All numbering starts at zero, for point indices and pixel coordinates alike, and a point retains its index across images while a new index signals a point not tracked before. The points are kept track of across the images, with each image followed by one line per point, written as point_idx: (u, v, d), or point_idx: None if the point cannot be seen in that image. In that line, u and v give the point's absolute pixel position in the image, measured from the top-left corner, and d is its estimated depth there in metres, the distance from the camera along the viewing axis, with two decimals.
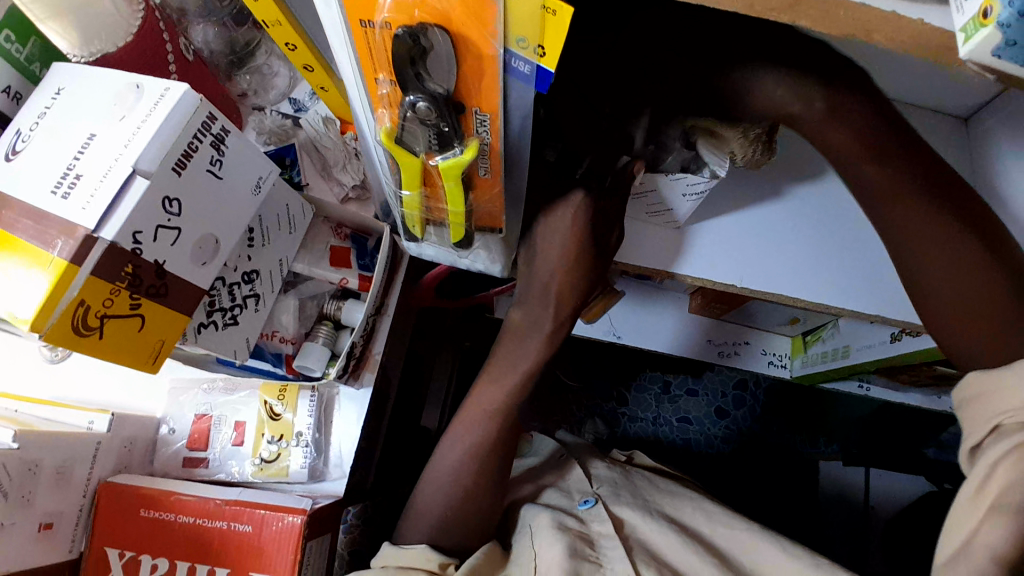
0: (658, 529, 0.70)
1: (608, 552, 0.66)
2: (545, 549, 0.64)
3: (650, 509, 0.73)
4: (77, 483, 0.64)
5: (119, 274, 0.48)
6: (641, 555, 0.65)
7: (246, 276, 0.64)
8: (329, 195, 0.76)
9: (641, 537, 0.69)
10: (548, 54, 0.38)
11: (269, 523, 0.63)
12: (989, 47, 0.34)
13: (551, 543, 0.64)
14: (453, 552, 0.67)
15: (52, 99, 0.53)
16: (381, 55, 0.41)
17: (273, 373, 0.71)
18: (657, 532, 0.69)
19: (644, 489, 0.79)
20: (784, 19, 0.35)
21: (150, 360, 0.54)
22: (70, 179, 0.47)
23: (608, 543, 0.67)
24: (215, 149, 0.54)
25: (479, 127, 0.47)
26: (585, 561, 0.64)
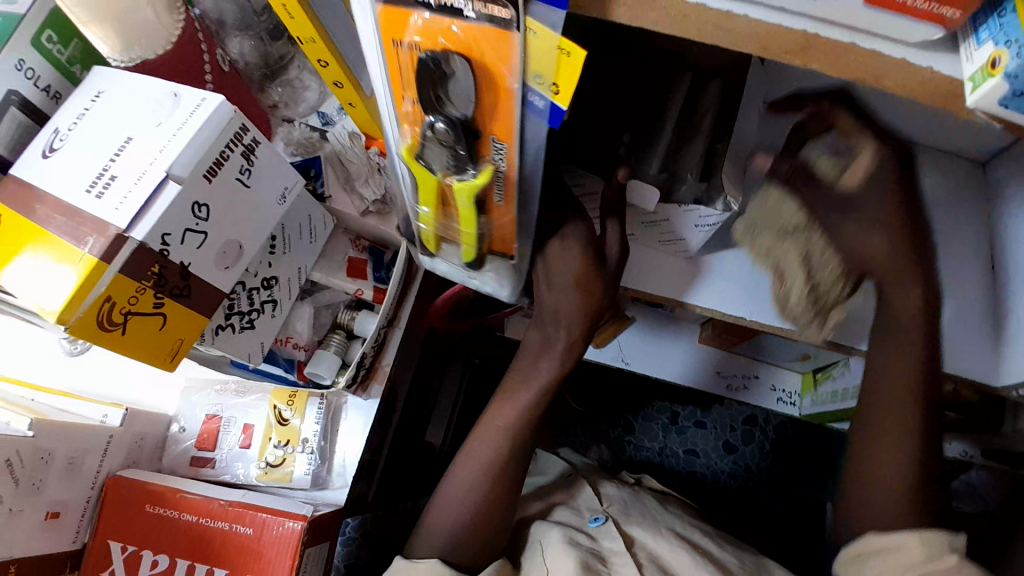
0: (670, 546, 0.72)
1: (620, 569, 0.69)
2: (558, 566, 0.68)
3: (661, 527, 0.76)
4: (86, 474, 0.65)
5: (145, 273, 0.50)
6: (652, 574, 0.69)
7: (265, 282, 0.66)
8: (350, 209, 0.77)
9: (650, 551, 0.72)
10: (561, 92, 0.41)
11: (270, 527, 0.64)
12: (996, 97, 0.36)
13: (565, 555, 0.68)
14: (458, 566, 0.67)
15: (92, 101, 0.55)
16: (407, 77, 0.45)
17: (284, 379, 0.73)
18: (668, 548, 0.72)
19: (654, 507, 0.81)
20: (797, 62, 0.39)
21: (168, 359, 0.55)
22: (105, 179, 0.49)
23: (619, 560, 0.70)
24: (245, 158, 0.56)
25: (495, 155, 0.49)
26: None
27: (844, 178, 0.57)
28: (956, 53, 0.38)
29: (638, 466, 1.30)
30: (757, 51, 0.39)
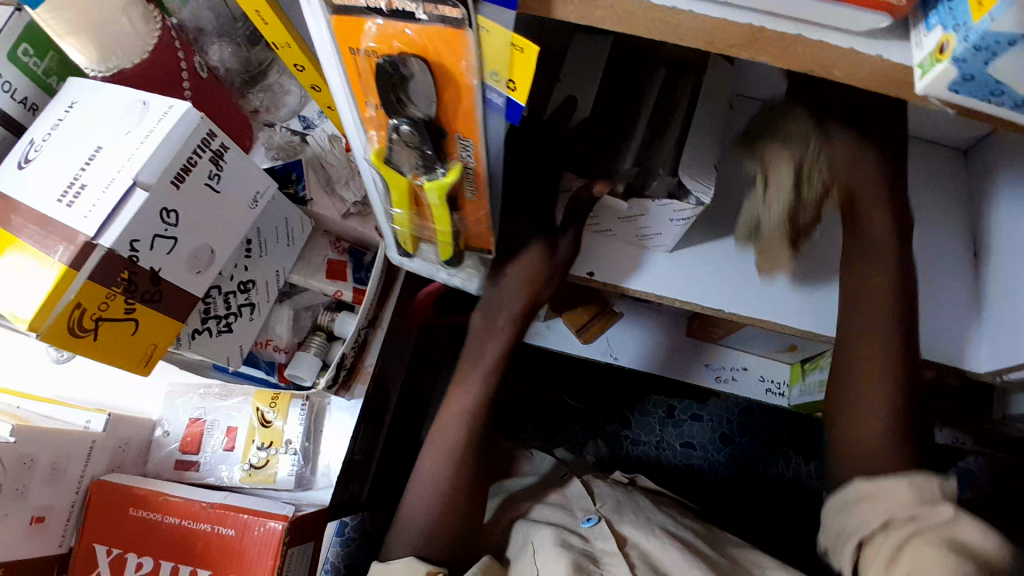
0: (662, 544, 0.70)
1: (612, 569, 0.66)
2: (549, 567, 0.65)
3: (653, 527, 0.73)
4: (70, 479, 0.66)
5: (115, 279, 0.50)
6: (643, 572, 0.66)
7: (242, 286, 0.67)
8: (331, 211, 0.78)
9: (645, 552, 0.69)
10: (518, 88, 0.41)
11: (251, 528, 0.64)
12: (946, 81, 0.36)
13: (556, 559, 0.65)
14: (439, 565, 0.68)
15: (65, 112, 0.56)
16: (366, 82, 0.45)
17: (266, 382, 0.74)
18: (660, 548, 0.69)
19: (649, 508, 0.80)
20: (745, 55, 0.39)
21: (142, 363, 0.56)
22: (75, 189, 0.50)
23: (610, 561, 0.67)
24: (214, 163, 0.56)
25: (461, 151, 0.50)
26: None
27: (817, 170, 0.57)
28: (907, 40, 0.38)
29: (635, 462, 1.29)
30: (705, 46, 0.39)
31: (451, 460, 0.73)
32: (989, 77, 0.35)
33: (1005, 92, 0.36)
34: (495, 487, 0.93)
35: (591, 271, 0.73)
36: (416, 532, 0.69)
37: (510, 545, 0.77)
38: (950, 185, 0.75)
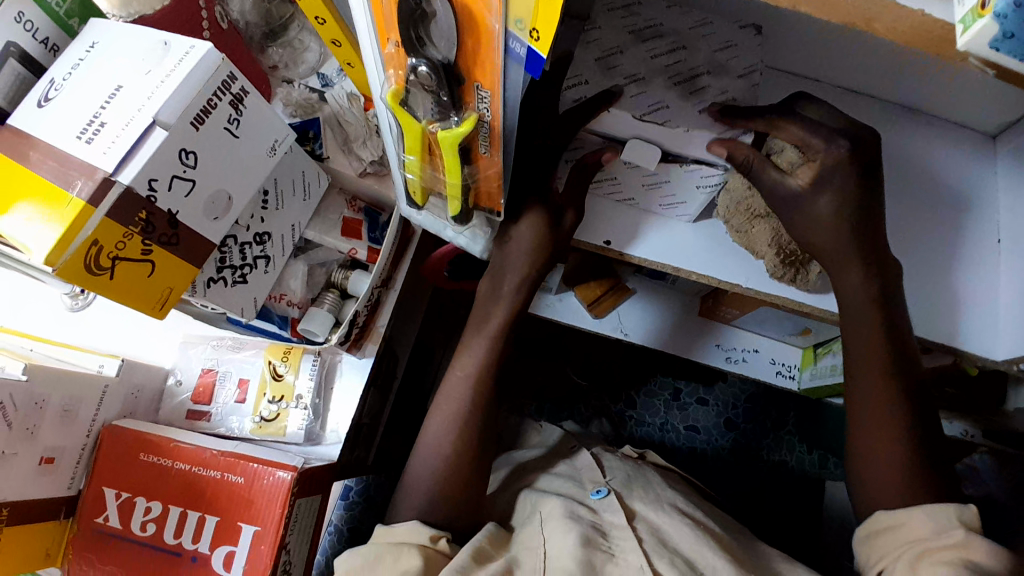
0: (669, 519, 0.70)
1: (620, 543, 0.66)
2: (558, 538, 0.66)
3: (663, 502, 0.74)
4: (82, 422, 0.67)
5: (132, 219, 0.50)
6: (651, 545, 0.66)
7: (258, 237, 0.66)
8: (347, 168, 0.77)
9: (654, 526, 0.69)
10: (541, 38, 0.40)
11: (261, 478, 0.65)
12: (986, 38, 0.34)
13: (564, 533, 0.66)
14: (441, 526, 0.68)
15: (86, 52, 0.55)
16: (390, 15, 0.44)
17: (278, 336, 0.74)
18: (670, 524, 0.69)
19: (658, 483, 0.80)
20: (785, 6, 0.38)
21: (157, 306, 0.56)
22: (95, 126, 0.49)
23: (618, 534, 0.67)
24: (233, 108, 0.56)
25: (479, 102, 0.49)
26: (597, 551, 0.64)
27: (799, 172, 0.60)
28: None
29: (638, 441, 1.29)
30: None
31: (462, 424, 0.73)
32: None
33: None
34: (506, 457, 0.94)
35: (608, 240, 0.71)
36: (423, 497, 0.70)
37: (515, 514, 0.77)
38: (978, 170, 0.73)
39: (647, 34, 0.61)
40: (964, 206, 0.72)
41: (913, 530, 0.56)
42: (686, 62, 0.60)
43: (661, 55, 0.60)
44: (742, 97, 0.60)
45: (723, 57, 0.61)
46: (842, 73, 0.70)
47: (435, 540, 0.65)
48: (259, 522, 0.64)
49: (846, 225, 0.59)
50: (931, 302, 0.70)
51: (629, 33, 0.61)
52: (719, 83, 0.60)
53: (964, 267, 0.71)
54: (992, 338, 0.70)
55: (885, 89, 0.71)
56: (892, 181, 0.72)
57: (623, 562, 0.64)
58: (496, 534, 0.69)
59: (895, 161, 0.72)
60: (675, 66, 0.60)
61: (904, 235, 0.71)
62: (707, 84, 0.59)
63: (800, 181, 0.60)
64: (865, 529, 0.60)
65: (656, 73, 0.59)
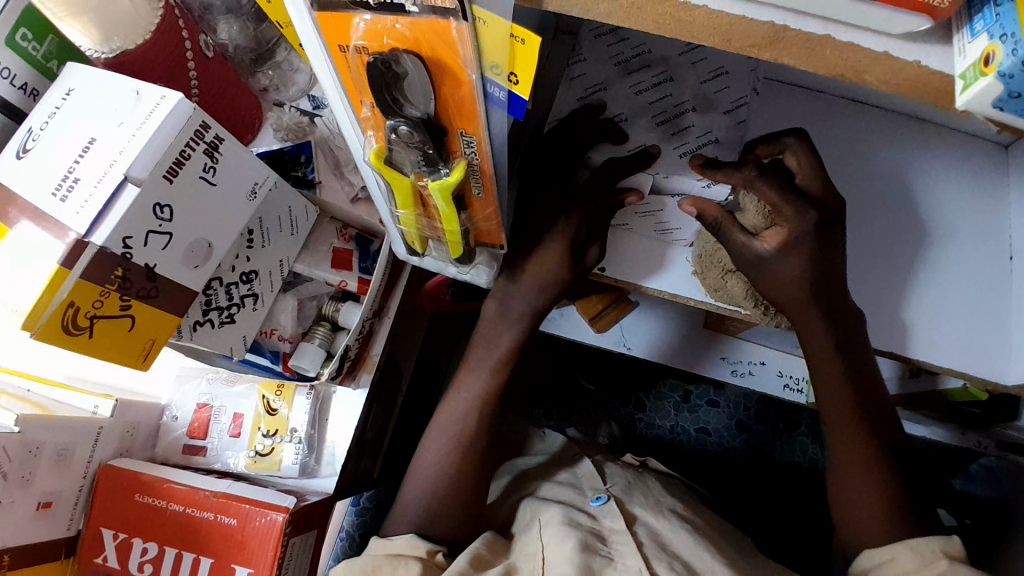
0: (671, 526, 0.69)
1: (619, 546, 0.66)
2: (557, 541, 0.65)
3: (664, 508, 0.73)
4: (78, 464, 0.67)
5: (109, 277, 0.50)
6: (651, 549, 0.65)
7: (244, 277, 0.65)
8: (339, 196, 0.75)
9: (656, 531, 0.68)
10: (520, 81, 0.38)
11: (253, 519, 0.65)
12: (989, 99, 0.32)
13: (563, 539, 0.65)
14: (436, 537, 0.68)
15: (62, 99, 0.54)
16: (359, 80, 0.43)
17: (270, 370, 0.73)
18: (671, 530, 0.68)
19: (658, 490, 0.78)
20: (766, 55, 0.36)
21: (140, 358, 0.56)
22: (69, 182, 0.49)
23: (618, 538, 0.66)
24: (209, 156, 0.55)
25: (465, 147, 0.47)
26: (596, 555, 0.64)
27: (767, 232, 0.58)
28: (948, 46, 0.33)
29: (649, 444, 1.28)
30: (721, 45, 0.36)
31: (452, 450, 0.72)
32: None
33: None
34: (507, 465, 0.93)
35: (603, 265, 0.67)
36: (416, 509, 0.69)
37: (515, 521, 0.77)
38: (996, 181, 0.69)
39: (633, 66, 0.64)
40: (982, 219, 0.68)
41: (902, 565, 0.58)
42: (672, 97, 0.63)
43: (645, 91, 0.63)
44: (727, 137, 0.62)
45: (710, 88, 0.63)
46: (847, 85, 0.67)
47: (431, 553, 0.64)
48: (252, 564, 0.65)
49: (829, 243, 0.57)
50: (948, 323, 0.66)
51: (615, 66, 0.64)
52: (704, 121, 0.62)
53: (974, 287, 0.67)
54: (1003, 362, 0.65)
55: (890, 101, 0.68)
56: (901, 197, 0.68)
57: (623, 566, 0.63)
58: (493, 539, 0.69)
59: (907, 175, 0.69)
60: (659, 104, 0.63)
61: (911, 253, 0.67)
62: (690, 123, 0.62)
63: (766, 244, 0.57)
64: (855, 566, 0.62)
65: (639, 113, 0.63)
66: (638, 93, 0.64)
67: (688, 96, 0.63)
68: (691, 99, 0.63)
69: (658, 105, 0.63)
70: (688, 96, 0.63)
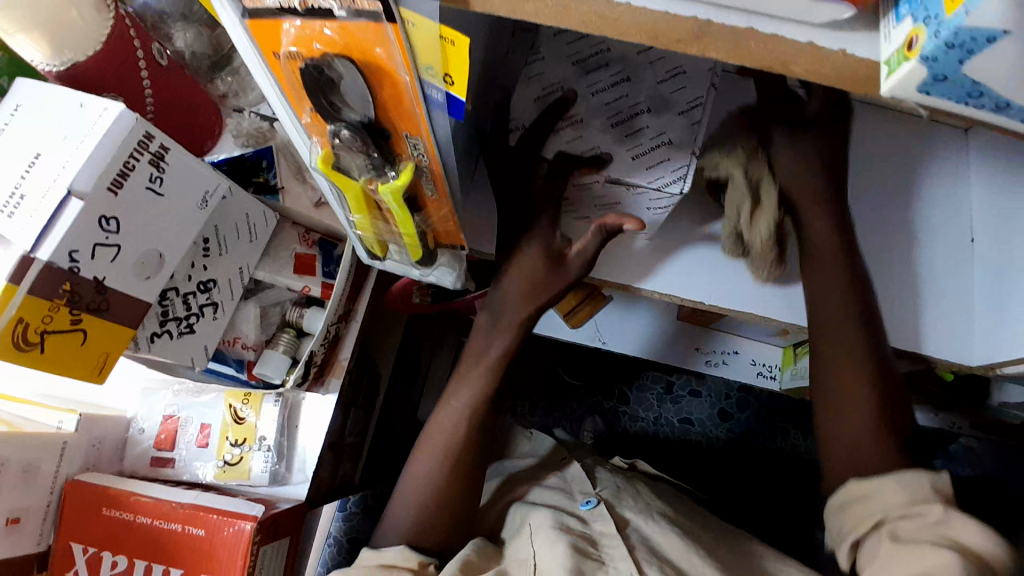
0: (660, 530, 0.69)
1: (611, 551, 0.65)
2: (547, 550, 0.64)
3: (652, 513, 0.72)
4: (44, 480, 0.66)
5: (57, 291, 0.49)
6: (643, 554, 0.64)
7: (202, 286, 0.65)
8: (303, 200, 0.73)
9: (646, 536, 0.68)
10: (455, 83, 0.38)
11: (221, 528, 0.65)
12: (914, 82, 0.32)
13: (553, 543, 0.64)
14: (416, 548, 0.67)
15: (9, 116, 0.53)
16: (296, 87, 0.43)
17: (235, 378, 0.74)
18: (660, 533, 0.68)
19: (648, 494, 0.78)
20: (696, 50, 0.36)
21: (95, 372, 0.56)
22: (16, 198, 0.48)
23: (608, 543, 0.66)
24: (154, 166, 0.54)
25: (412, 150, 0.48)
26: (587, 560, 0.63)
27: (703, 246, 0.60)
28: (876, 31, 0.34)
29: (634, 438, 1.29)
30: (650, 42, 0.36)
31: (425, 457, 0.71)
32: (963, 77, 0.31)
33: (984, 94, 0.32)
34: (497, 468, 0.92)
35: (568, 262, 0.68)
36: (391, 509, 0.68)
37: (505, 527, 0.76)
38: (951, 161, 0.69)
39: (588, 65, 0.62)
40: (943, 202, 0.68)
41: None
42: (628, 98, 0.61)
43: (602, 90, 0.62)
44: (682, 138, 0.60)
45: (668, 88, 0.61)
46: None
47: (423, 566, 0.62)
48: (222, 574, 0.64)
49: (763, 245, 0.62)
50: (912, 308, 0.66)
51: (573, 64, 0.62)
52: (659, 123, 0.60)
53: (933, 271, 0.67)
54: (963, 347, 0.65)
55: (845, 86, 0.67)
56: (867, 186, 0.68)
57: (614, 571, 0.63)
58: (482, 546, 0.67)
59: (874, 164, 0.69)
60: (616, 104, 0.62)
61: (875, 241, 0.67)
62: (645, 125, 0.61)
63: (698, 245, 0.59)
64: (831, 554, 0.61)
65: (595, 113, 0.62)
66: (593, 94, 0.62)
67: (645, 96, 0.61)
68: (647, 99, 0.61)
69: (612, 108, 0.62)
70: (644, 96, 0.61)
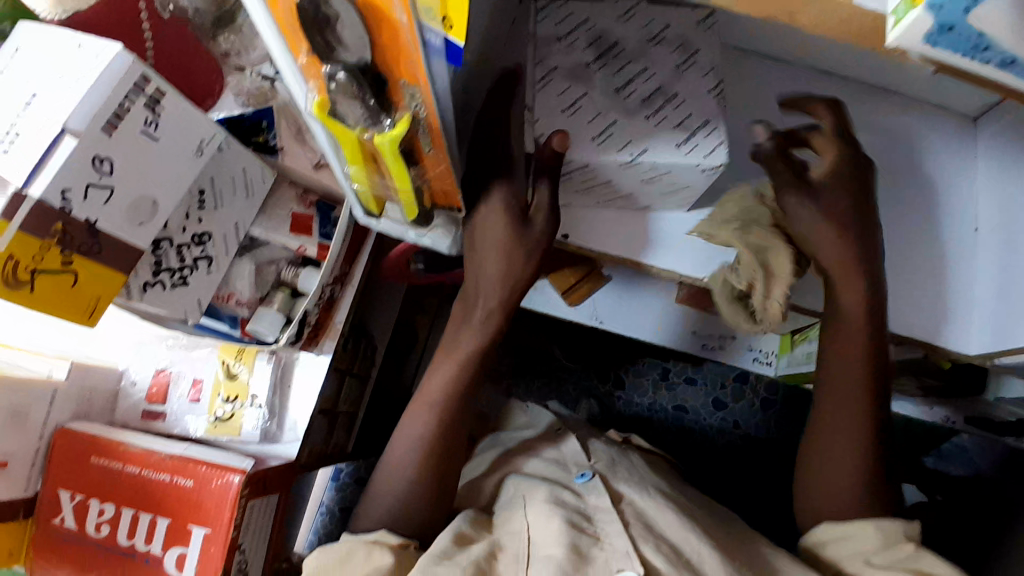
0: (655, 505, 0.69)
1: (606, 526, 0.65)
2: (542, 523, 0.65)
3: (647, 486, 0.72)
4: (33, 426, 0.67)
5: (50, 230, 0.49)
6: (637, 529, 0.65)
7: (196, 239, 0.65)
8: (302, 162, 0.72)
9: (639, 509, 0.69)
10: (455, 25, 0.40)
11: (209, 481, 0.65)
12: (921, 33, 0.33)
13: (548, 518, 0.65)
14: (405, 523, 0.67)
15: (10, 56, 0.52)
16: (293, 24, 0.42)
17: (228, 335, 0.73)
18: (655, 507, 0.68)
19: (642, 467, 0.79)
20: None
21: (87, 314, 0.56)
22: (11, 135, 0.48)
23: (602, 517, 0.66)
24: (150, 110, 0.54)
25: (410, 99, 0.47)
26: (582, 535, 0.64)
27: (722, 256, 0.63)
28: None
29: (627, 420, 1.28)
30: None
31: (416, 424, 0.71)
32: (969, 28, 0.31)
33: (991, 47, 0.32)
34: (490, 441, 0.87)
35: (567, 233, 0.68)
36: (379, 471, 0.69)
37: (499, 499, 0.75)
38: (960, 148, 0.68)
39: (640, 10, 0.64)
40: (950, 189, 0.67)
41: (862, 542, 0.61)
42: (639, 89, 0.61)
43: (633, 70, 0.62)
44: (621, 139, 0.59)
45: (669, 107, 0.60)
46: (808, 52, 0.65)
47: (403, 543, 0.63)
48: (208, 525, 0.65)
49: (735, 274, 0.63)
50: (911, 292, 0.66)
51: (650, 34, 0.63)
52: (623, 119, 0.60)
53: (935, 257, 0.66)
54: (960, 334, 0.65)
55: (858, 71, 0.65)
56: (874, 169, 0.67)
57: (610, 546, 0.63)
58: (475, 517, 0.69)
59: (880, 147, 0.67)
60: (623, 83, 0.61)
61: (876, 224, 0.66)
62: (613, 112, 0.60)
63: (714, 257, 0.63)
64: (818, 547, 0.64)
65: (608, 72, 0.62)
66: (616, 77, 0.62)
67: (646, 98, 0.61)
68: (645, 103, 0.61)
69: (608, 92, 0.61)
70: (645, 98, 0.61)
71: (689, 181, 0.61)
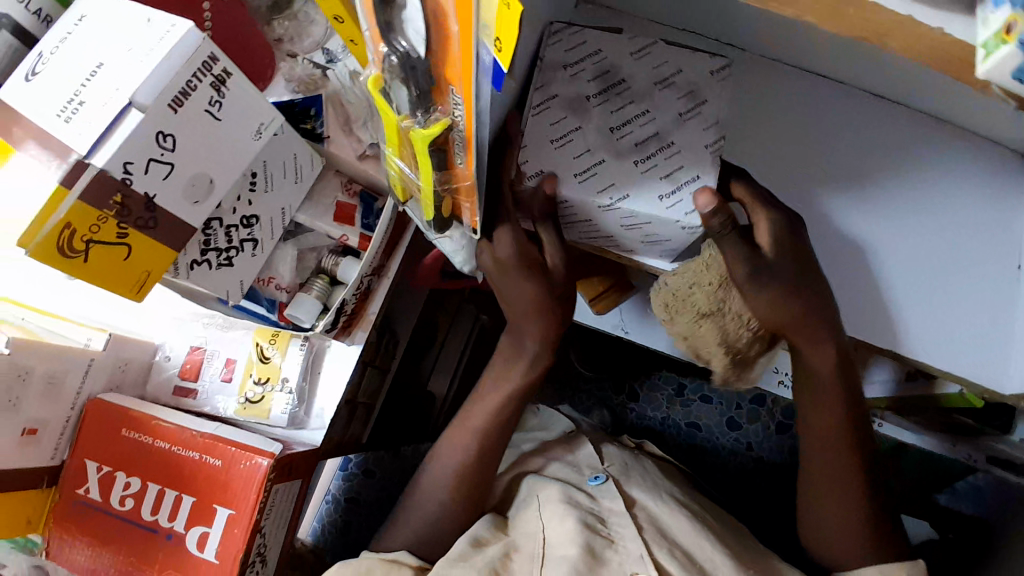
0: (671, 511, 0.68)
1: (619, 530, 0.65)
2: (556, 524, 0.64)
3: (661, 492, 0.72)
4: (67, 395, 0.67)
5: (108, 202, 0.50)
6: (651, 534, 0.65)
7: (244, 220, 0.65)
8: (347, 151, 0.73)
9: (652, 513, 0.68)
10: None
11: (237, 462, 0.65)
12: (1010, 67, 0.31)
13: (562, 518, 0.64)
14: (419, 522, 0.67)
15: (74, 24, 0.51)
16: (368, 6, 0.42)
17: (265, 318, 0.73)
18: (669, 512, 0.68)
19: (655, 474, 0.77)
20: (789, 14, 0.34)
21: (135, 289, 0.56)
22: (74, 105, 0.48)
23: (617, 521, 0.66)
24: (215, 89, 0.54)
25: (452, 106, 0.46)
26: (597, 535, 0.64)
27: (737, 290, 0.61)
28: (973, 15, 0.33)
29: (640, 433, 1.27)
30: None
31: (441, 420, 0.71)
32: None
33: None
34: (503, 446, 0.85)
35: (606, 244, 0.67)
36: None
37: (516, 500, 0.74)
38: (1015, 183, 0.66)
39: (654, 49, 0.60)
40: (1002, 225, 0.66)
41: None
42: (636, 134, 0.58)
43: (632, 112, 0.59)
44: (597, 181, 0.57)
45: (661, 155, 0.57)
46: (867, 77, 0.64)
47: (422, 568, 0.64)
48: (233, 505, 0.65)
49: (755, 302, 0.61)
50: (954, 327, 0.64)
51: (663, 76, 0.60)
52: (608, 159, 0.58)
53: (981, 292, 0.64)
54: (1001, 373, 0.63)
55: (915, 99, 0.64)
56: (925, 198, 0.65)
57: (623, 549, 0.63)
58: (493, 522, 0.69)
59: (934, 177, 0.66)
60: (618, 125, 0.59)
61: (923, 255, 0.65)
62: (598, 153, 0.58)
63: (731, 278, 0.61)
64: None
65: (605, 112, 0.59)
66: (614, 117, 0.59)
67: (638, 142, 0.58)
68: (636, 148, 0.58)
69: (604, 131, 0.59)
70: (638, 142, 0.58)
71: (668, 235, 0.59)
